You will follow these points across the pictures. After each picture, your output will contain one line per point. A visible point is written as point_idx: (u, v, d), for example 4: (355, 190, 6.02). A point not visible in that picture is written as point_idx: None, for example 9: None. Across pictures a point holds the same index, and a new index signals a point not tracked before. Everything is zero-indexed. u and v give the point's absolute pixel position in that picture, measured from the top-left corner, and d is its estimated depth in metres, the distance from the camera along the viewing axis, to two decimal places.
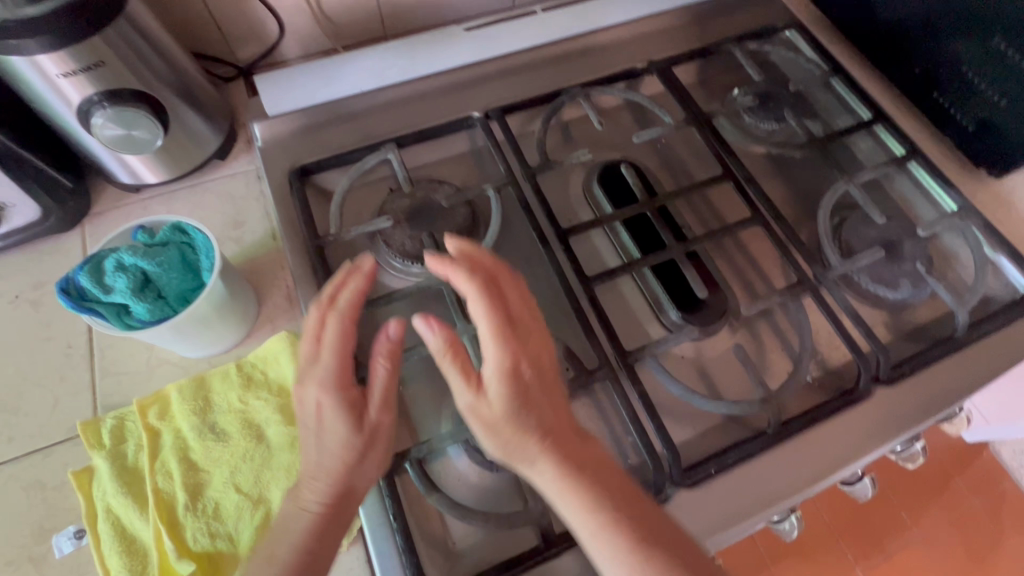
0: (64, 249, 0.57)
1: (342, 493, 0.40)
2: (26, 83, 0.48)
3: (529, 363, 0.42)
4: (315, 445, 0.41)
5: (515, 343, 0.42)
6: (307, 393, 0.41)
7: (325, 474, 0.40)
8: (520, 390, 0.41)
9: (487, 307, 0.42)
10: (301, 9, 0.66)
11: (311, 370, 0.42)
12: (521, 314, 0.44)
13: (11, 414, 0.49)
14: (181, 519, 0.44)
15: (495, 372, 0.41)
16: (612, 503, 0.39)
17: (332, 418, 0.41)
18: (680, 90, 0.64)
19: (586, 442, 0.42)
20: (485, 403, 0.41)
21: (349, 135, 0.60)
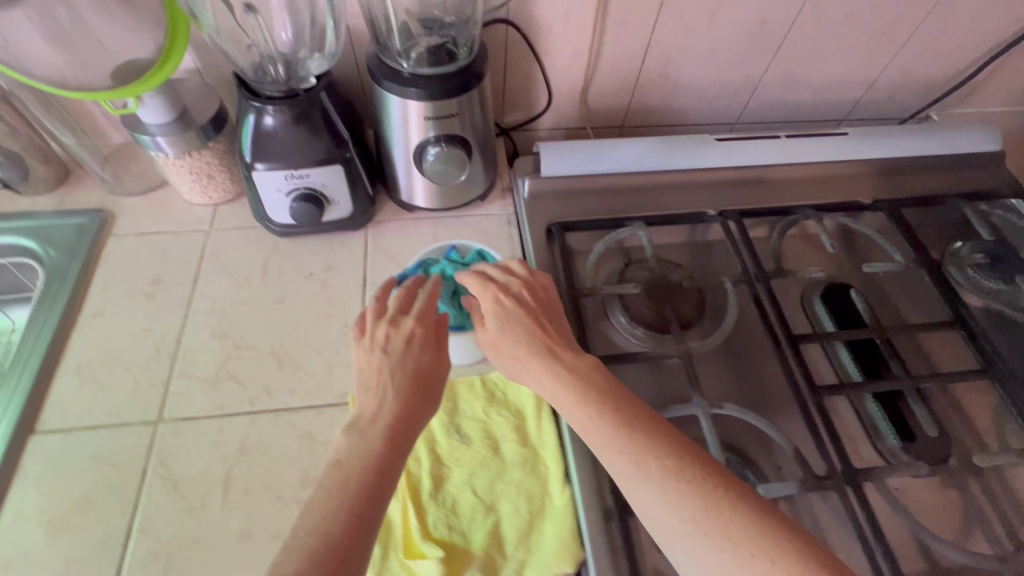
0: (351, 244, 0.68)
1: (412, 416, 0.45)
2: (389, 117, 0.61)
3: (511, 296, 0.51)
4: (394, 366, 0.47)
5: (496, 283, 0.51)
6: (398, 331, 0.49)
7: (396, 396, 0.45)
8: (507, 314, 0.50)
9: (479, 272, 0.53)
10: (572, 94, 0.78)
11: (398, 313, 0.50)
12: (508, 272, 0.53)
13: (296, 370, 0.58)
14: (425, 504, 0.50)
15: (488, 305, 0.51)
16: (604, 409, 0.43)
17: (414, 352, 0.48)
18: (909, 233, 0.68)
19: (602, 371, 0.47)
20: (489, 330, 0.50)
21: (600, 206, 0.69)
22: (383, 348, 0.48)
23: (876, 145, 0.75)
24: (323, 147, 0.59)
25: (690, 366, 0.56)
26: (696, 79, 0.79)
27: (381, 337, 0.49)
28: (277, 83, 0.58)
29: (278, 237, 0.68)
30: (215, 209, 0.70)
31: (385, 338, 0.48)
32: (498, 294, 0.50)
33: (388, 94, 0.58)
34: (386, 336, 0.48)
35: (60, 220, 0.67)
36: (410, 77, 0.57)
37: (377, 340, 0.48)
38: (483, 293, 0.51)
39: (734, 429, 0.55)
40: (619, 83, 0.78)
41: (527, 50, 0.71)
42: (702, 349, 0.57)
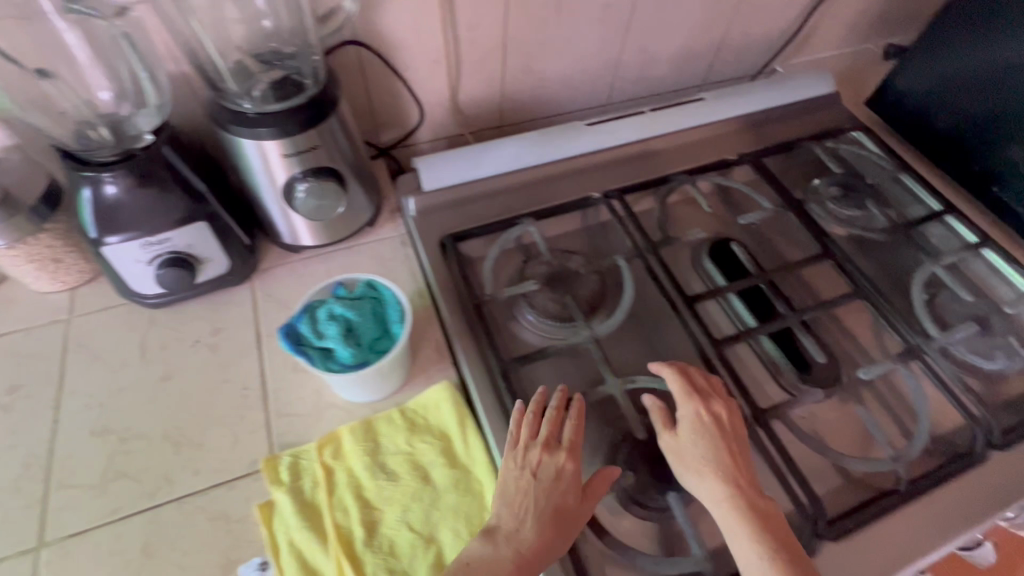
0: (237, 299, 0.64)
1: (548, 544, 0.44)
2: (246, 159, 0.57)
3: (715, 416, 0.51)
4: (543, 498, 0.46)
5: (696, 398, 0.51)
6: (554, 456, 0.48)
7: (536, 524, 0.45)
8: (706, 436, 0.49)
9: (683, 384, 0.52)
10: (443, 103, 0.78)
11: (555, 438, 0.49)
12: (705, 382, 0.53)
13: (195, 449, 0.53)
14: (361, 554, 0.47)
15: (687, 419, 0.50)
16: (775, 553, 0.43)
17: (563, 484, 0.47)
18: (774, 180, 0.73)
19: (762, 498, 0.47)
20: (679, 443, 0.50)
21: (487, 210, 0.69)
22: (533, 472, 0.47)
23: (732, 104, 0.80)
24: (178, 206, 0.55)
25: (600, 349, 0.57)
26: (560, 70, 0.81)
27: (537, 457, 0.48)
28: (108, 148, 0.52)
29: (152, 309, 0.62)
30: (73, 293, 0.63)
31: (538, 463, 0.47)
32: (701, 412, 0.50)
33: (237, 138, 0.55)
34: (539, 459, 0.48)
35: None
36: (255, 116, 0.54)
37: (530, 461, 0.48)
38: (682, 408, 0.51)
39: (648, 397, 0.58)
40: (486, 85, 0.78)
41: (385, 66, 0.69)
42: (607, 331, 0.58)
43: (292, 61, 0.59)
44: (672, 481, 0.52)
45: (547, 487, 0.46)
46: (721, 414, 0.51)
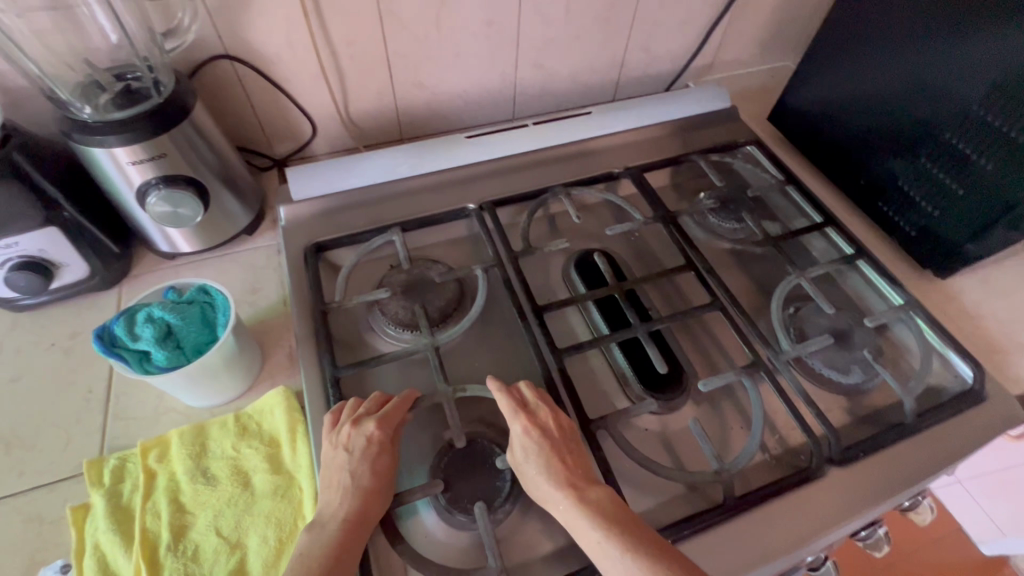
0: (102, 304, 0.65)
1: (371, 510, 0.46)
2: (101, 169, 0.59)
3: (544, 427, 0.50)
4: (355, 467, 0.47)
5: (520, 413, 0.50)
6: (361, 429, 0.49)
7: (354, 495, 0.46)
8: (536, 449, 0.49)
9: (507, 398, 0.52)
10: (333, 117, 0.79)
11: (368, 412, 0.51)
12: (531, 396, 0.52)
13: (26, 450, 0.54)
14: (162, 559, 0.47)
15: (517, 437, 0.50)
16: (615, 540, 0.43)
17: (377, 451, 0.48)
18: (650, 192, 0.74)
19: (591, 487, 0.46)
20: (516, 461, 0.49)
21: (362, 218, 0.70)
22: (345, 447, 0.48)
23: (619, 118, 0.82)
24: (27, 211, 0.56)
25: (439, 357, 0.57)
26: (453, 85, 0.82)
27: (347, 437, 0.49)
28: None
29: (17, 312, 0.63)
30: None
31: (349, 438, 0.49)
32: (528, 427, 0.49)
33: (83, 146, 0.56)
34: (348, 434, 0.49)
35: None
36: (95, 123, 0.56)
37: (341, 439, 0.49)
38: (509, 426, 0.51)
39: (489, 406, 0.58)
40: (376, 99, 0.80)
41: (262, 80, 0.71)
42: (449, 338, 0.58)
43: (149, 72, 0.61)
44: (489, 491, 0.51)
45: (357, 458, 0.47)
46: (542, 428, 0.50)
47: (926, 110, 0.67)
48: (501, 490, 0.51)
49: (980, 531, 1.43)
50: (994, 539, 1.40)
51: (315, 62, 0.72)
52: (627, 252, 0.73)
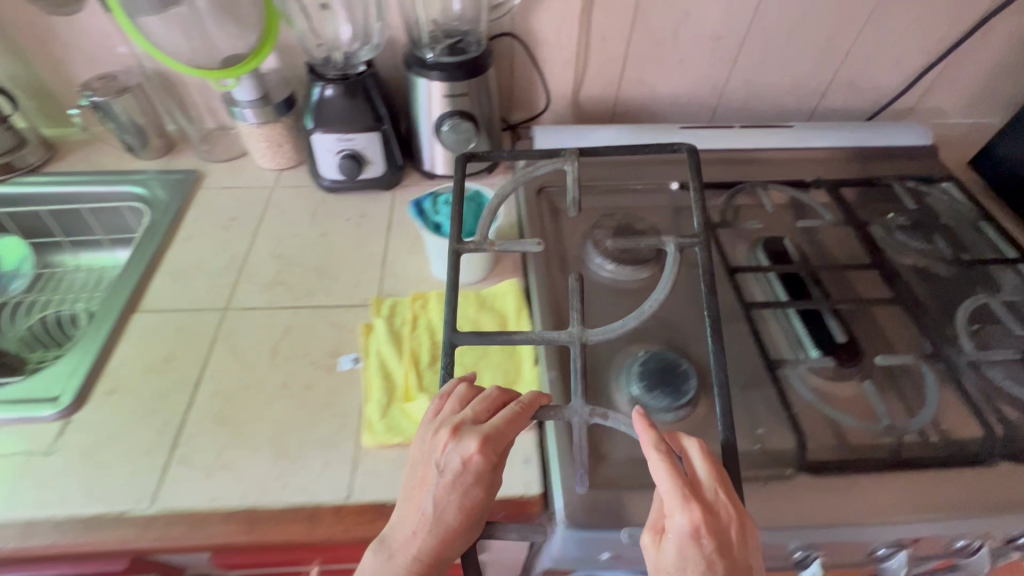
0: (381, 199, 0.86)
1: (449, 545, 0.47)
2: (419, 98, 0.80)
3: (717, 534, 0.43)
4: (443, 493, 0.47)
5: (692, 508, 0.43)
6: (458, 451, 0.47)
7: (432, 530, 0.47)
8: (698, 564, 0.42)
9: (676, 476, 0.44)
10: (566, 97, 0.96)
11: (473, 426, 0.49)
12: (710, 489, 0.45)
13: (331, 282, 0.74)
14: (423, 371, 0.63)
15: (679, 534, 0.43)
16: None
17: (471, 480, 0.47)
18: (843, 201, 0.81)
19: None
20: (668, 564, 0.42)
21: (580, 174, 0.85)
22: (438, 466, 0.47)
23: (815, 134, 0.90)
24: (365, 117, 0.79)
25: (581, 357, 0.57)
26: (669, 86, 0.96)
27: (442, 455, 0.47)
28: (334, 68, 0.78)
29: (325, 191, 0.86)
30: (280, 173, 0.90)
31: (446, 456, 0.47)
32: (697, 531, 0.42)
33: (416, 77, 0.78)
34: (444, 449, 0.48)
35: (165, 177, 0.88)
36: (431, 63, 0.77)
37: (437, 450, 0.48)
38: (676, 515, 0.43)
39: (675, 335, 0.68)
40: (604, 88, 0.95)
41: (527, 56, 0.90)
42: (599, 338, 0.57)
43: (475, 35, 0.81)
44: (676, 390, 0.60)
45: (442, 486, 0.47)
46: (711, 538, 0.42)
47: None
48: (685, 392, 0.60)
49: None
50: None
51: (571, 48, 0.89)
52: (812, 241, 0.79)
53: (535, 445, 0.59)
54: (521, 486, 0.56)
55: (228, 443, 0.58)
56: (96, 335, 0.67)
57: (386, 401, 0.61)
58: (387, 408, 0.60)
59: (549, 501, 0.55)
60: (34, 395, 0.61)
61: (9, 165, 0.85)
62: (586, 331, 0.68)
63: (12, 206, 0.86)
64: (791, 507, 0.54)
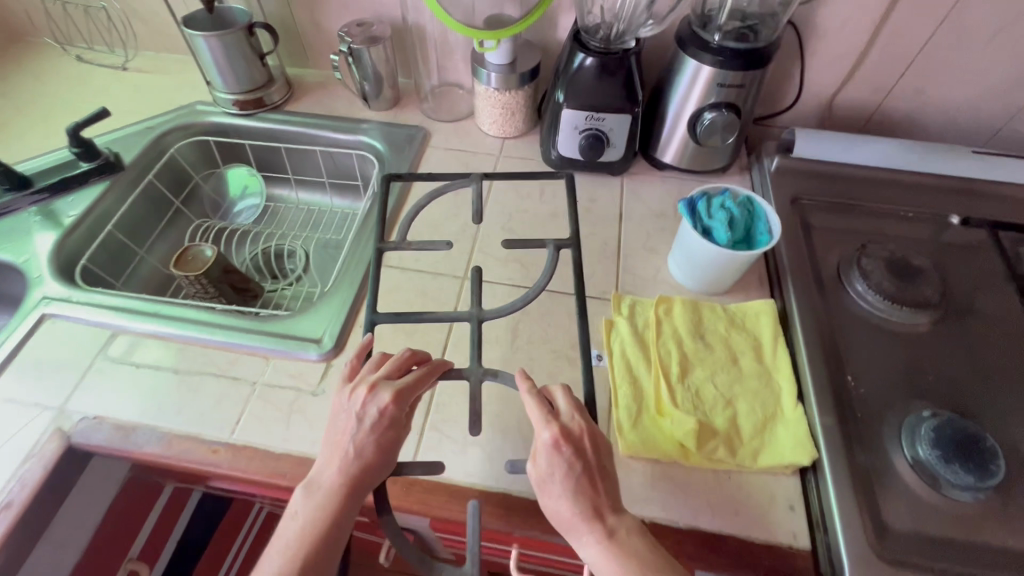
0: (609, 184, 0.82)
1: (367, 477, 0.50)
2: (682, 83, 0.73)
3: (575, 444, 0.50)
4: (361, 436, 0.51)
5: (555, 423, 0.51)
6: (372, 396, 0.52)
7: (350, 461, 0.50)
8: (569, 473, 0.48)
9: (540, 406, 0.52)
10: (821, 97, 0.85)
11: (386, 381, 0.54)
12: (568, 415, 0.52)
13: (563, 267, 0.71)
14: (673, 384, 0.59)
15: (546, 451, 0.50)
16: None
17: (385, 423, 0.51)
18: None
19: (621, 520, 0.48)
20: (541, 476, 0.49)
21: (839, 191, 0.76)
22: (357, 413, 0.52)
23: None
24: (621, 98, 0.73)
25: (477, 329, 0.62)
26: (954, 100, 0.81)
27: (358, 399, 0.52)
28: (603, 40, 0.73)
29: (550, 165, 0.83)
30: (503, 141, 0.87)
31: (363, 404, 0.52)
32: (560, 441, 0.50)
33: (688, 59, 0.71)
34: (363, 401, 0.52)
35: (395, 130, 0.88)
36: (714, 46, 0.69)
37: (356, 402, 0.52)
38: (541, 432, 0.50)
39: (960, 399, 0.59)
40: (871, 93, 0.83)
41: (795, 48, 0.80)
42: (495, 316, 0.63)
43: (775, 20, 0.73)
44: (980, 468, 0.52)
45: (356, 421, 0.51)
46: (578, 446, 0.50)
47: None
48: (993, 473, 0.52)
49: None
50: None
51: (851, 44, 0.78)
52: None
53: (799, 492, 0.54)
54: (787, 534, 0.51)
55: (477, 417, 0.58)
56: (348, 283, 0.68)
57: (637, 410, 0.58)
58: (638, 418, 0.57)
59: (823, 560, 0.50)
60: (300, 333, 0.63)
61: (260, 99, 0.89)
62: (852, 374, 0.61)
63: (257, 139, 0.91)
64: None
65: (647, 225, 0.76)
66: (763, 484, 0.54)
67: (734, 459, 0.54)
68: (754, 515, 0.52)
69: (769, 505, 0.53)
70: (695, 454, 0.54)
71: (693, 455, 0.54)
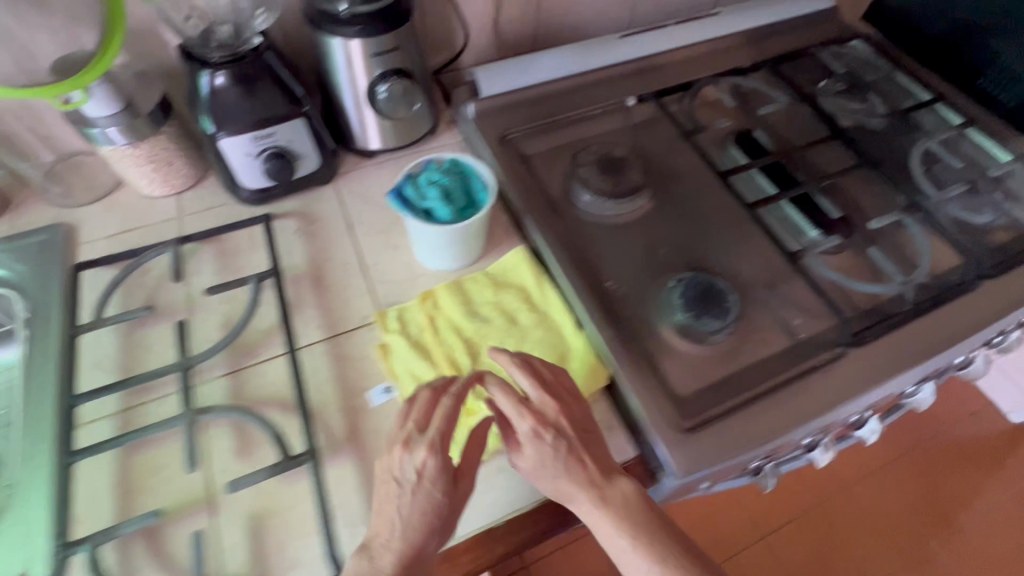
0: (323, 196, 0.72)
1: (426, 546, 0.45)
2: (334, 65, 0.66)
3: (553, 425, 0.49)
4: (411, 506, 0.45)
5: (533, 413, 0.48)
6: (415, 457, 0.45)
7: (421, 530, 0.45)
8: (552, 454, 0.48)
9: (508, 400, 0.49)
10: (484, 26, 0.85)
11: (418, 433, 0.46)
12: (546, 391, 0.50)
13: (311, 310, 0.62)
14: (470, 376, 0.57)
15: (528, 438, 0.48)
16: (636, 542, 0.46)
17: (430, 481, 0.45)
18: (785, 78, 0.82)
19: (616, 484, 0.48)
20: (530, 464, 0.49)
21: (537, 113, 0.78)
22: (399, 476, 0.45)
23: (746, 18, 0.87)
24: (279, 102, 0.63)
25: (188, 379, 0.54)
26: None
27: (399, 460, 0.45)
28: (218, 49, 0.60)
29: (250, 204, 0.70)
30: (178, 197, 0.71)
31: (400, 466, 0.45)
32: (538, 427, 0.48)
33: (327, 39, 0.63)
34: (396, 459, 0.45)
35: (16, 243, 0.65)
36: (345, 17, 0.61)
37: (394, 464, 0.45)
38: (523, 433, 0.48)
39: (693, 255, 0.68)
40: (523, 9, 0.86)
41: None
42: (205, 359, 0.55)
43: None
44: (720, 309, 0.61)
45: (416, 487, 0.45)
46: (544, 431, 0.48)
47: None
48: (728, 309, 0.61)
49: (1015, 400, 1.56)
50: None
51: None
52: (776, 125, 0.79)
53: (613, 409, 0.57)
54: (617, 454, 0.54)
55: (284, 532, 0.49)
56: (36, 476, 0.50)
57: None
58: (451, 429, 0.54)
59: (650, 459, 0.54)
60: None
61: None
62: (610, 277, 0.65)
63: None
64: (852, 384, 0.57)
65: (380, 223, 0.70)
66: None
67: None
68: None
69: None
70: (512, 436, 0.53)
71: (512, 438, 0.53)
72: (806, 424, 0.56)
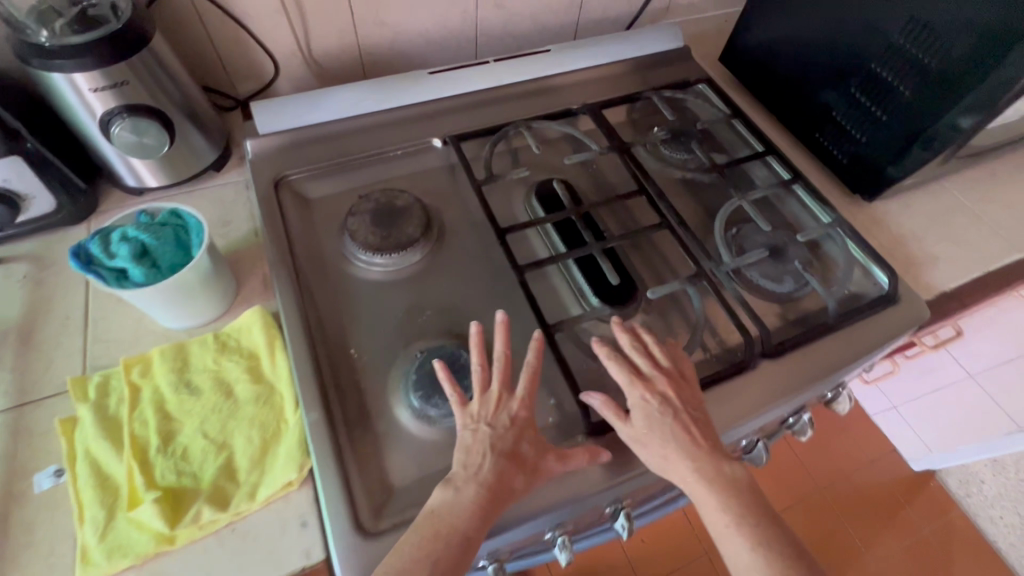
0: (70, 238, 0.66)
1: (510, 488, 0.48)
2: (63, 97, 0.59)
3: (660, 394, 0.54)
4: (501, 445, 0.49)
5: (671, 381, 0.55)
6: (507, 408, 0.51)
7: (526, 481, 0.49)
8: (658, 420, 0.52)
9: (632, 372, 0.55)
10: (294, 54, 0.80)
11: (505, 389, 0.52)
12: (676, 368, 0.56)
13: (6, 371, 0.56)
14: (152, 459, 0.50)
15: (637, 404, 0.53)
16: (742, 515, 0.50)
17: (518, 430, 0.50)
18: (605, 124, 0.77)
19: (729, 464, 0.52)
20: (635, 431, 0.53)
21: (325, 153, 0.72)
22: (489, 420, 0.51)
23: (577, 58, 0.83)
24: None
25: None
26: (415, 25, 0.83)
27: (495, 411, 0.51)
28: None
29: None
30: None
31: (495, 413, 0.51)
32: (647, 394, 0.54)
33: (43, 72, 0.57)
34: (493, 409, 0.51)
35: None
36: (53, 48, 0.56)
37: (485, 414, 0.51)
38: (635, 407, 0.53)
39: (458, 319, 0.62)
40: (338, 38, 0.80)
41: (223, 16, 0.72)
42: None
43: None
44: (456, 389, 0.55)
45: (506, 432, 0.50)
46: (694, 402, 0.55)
47: (870, 43, 0.69)
48: (467, 388, 0.55)
49: (913, 451, 1.53)
50: (922, 455, 1.51)
51: None
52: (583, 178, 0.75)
53: (313, 502, 0.51)
54: (298, 557, 0.48)
55: None
56: None
57: (106, 513, 0.48)
58: (107, 524, 0.47)
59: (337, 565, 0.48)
60: None
61: None
62: (355, 344, 0.60)
63: None
64: (582, 481, 0.52)
65: None
66: (270, 518, 0.50)
67: (226, 511, 0.48)
68: (263, 557, 0.48)
69: (279, 534, 0.49)
70: (175, 534, 0.47)
71: (174, 536, 0.47)
72: (522, 526, 0.50)
